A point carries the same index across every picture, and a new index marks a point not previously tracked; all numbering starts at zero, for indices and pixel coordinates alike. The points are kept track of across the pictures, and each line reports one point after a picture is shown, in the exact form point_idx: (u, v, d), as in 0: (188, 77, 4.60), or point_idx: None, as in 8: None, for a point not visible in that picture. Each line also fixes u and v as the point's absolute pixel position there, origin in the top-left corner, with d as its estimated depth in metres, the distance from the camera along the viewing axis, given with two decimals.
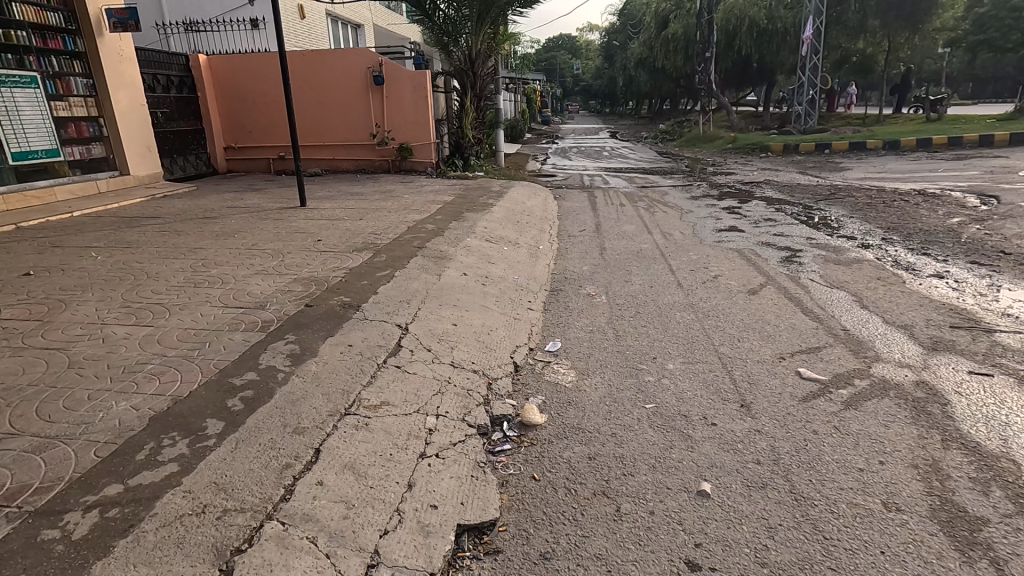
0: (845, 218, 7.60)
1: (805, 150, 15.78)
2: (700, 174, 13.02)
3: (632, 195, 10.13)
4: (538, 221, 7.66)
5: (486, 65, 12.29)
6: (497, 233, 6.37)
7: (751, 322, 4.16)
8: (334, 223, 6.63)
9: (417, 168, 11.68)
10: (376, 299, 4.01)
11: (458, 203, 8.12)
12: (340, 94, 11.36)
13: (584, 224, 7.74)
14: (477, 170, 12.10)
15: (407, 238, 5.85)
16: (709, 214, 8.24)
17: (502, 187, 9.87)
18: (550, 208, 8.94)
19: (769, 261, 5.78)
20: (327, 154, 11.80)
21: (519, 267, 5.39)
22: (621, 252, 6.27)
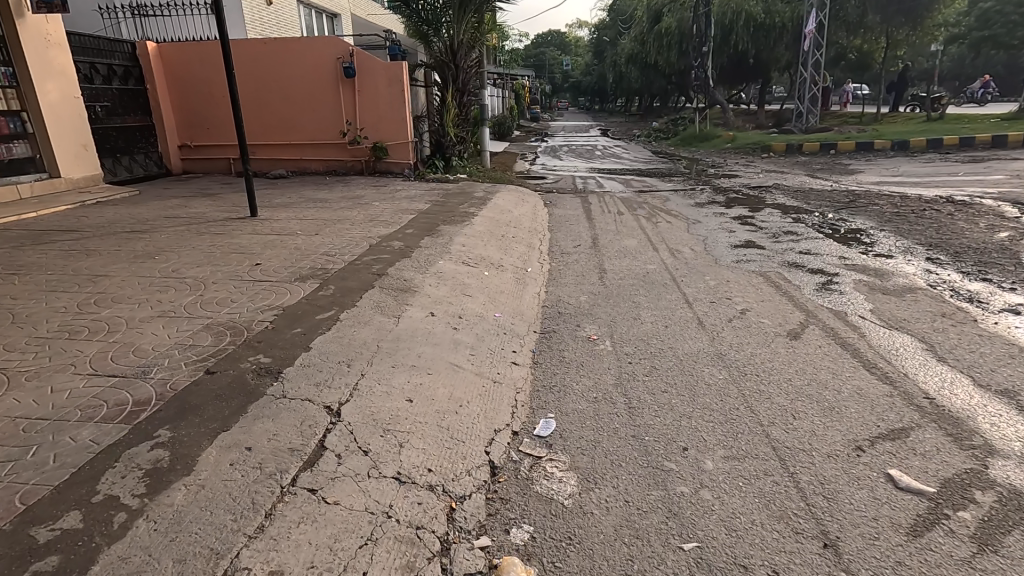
0: (876, 232, 6.65)
1: (808, 150, 14.88)
2: (701, 176, 12.07)
3: (630, 201, 9.14)
4: (525, 234, 6.65)
5: (469, 57, 11.24)
6: (477, 252, 5.35)
7: (803, 385, 3.18)
8: (283, 239, 5.57)
9: (394, 170, 10.58)
10: (308, 361, 2.95)
11: (434, 212, 7.08)
12: (307, 88, 10.25)
13: (578, 237, 6.75)
14: (460, 172, 11.03)
15: (368, 261, 4.81)
16: (720, 225, 7.27)
17: (486, 192, 8.84)
18: (539, 216, 7.93)
19: (803, 289, 4.82)
20: (294, 153, 10.66)
21: (502, 299, 4.39)
22: (624, 275, 5.28)
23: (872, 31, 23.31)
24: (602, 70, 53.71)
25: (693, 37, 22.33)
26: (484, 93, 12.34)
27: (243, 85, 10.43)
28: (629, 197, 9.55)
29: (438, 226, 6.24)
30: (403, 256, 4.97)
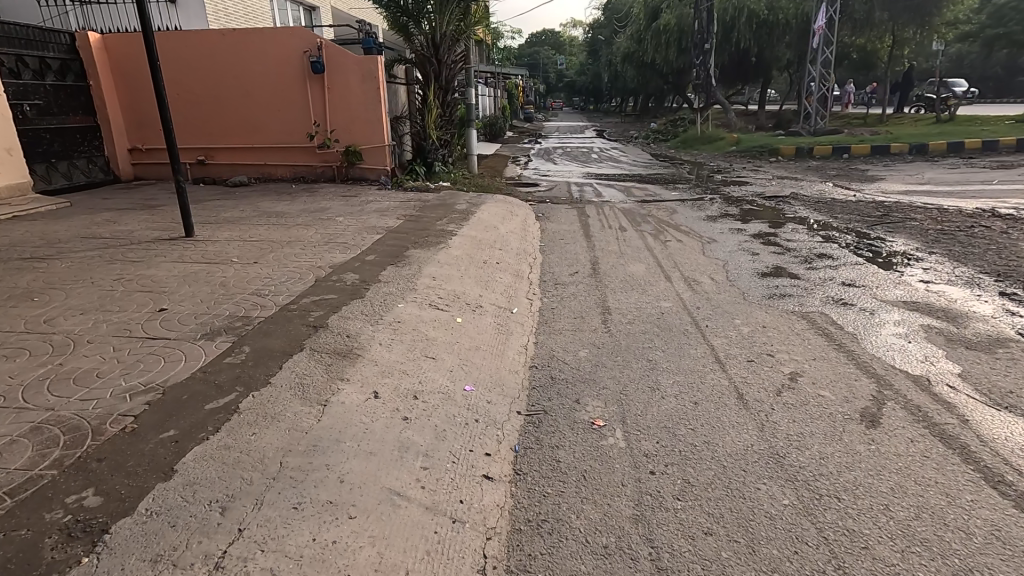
0: (925, 256, 5.64)
1: (819, 154, 13.89)
2: (708, 183, 11.07)
3: (632, 214, 8.11)
4: (512, 258, 5.61)
5: (454, 51, 10.16)
6: (450, 288, 4.30)
7: (915, 523, 2.14)
8: (209, 271, 4.50)
9: (369, 176, 9.53)
10: (159, 506, 1.89)
11: (406, 230, 6.03)
12: (271, 85, 9.16)
13: (575, 261, 5.71)
14: (443, 178, 9.96)
15: (306, 307, 3.73)
16: (739, 245, 6.25)
17: (470, 204, 7.80)
18: (529, 233, 6.88)
19: (863, 339, 3.78)
20: (257, 157, 9.55)
21: (477, 360, 3.33)
22: (633, 316, 4.24)
23: (878, 29, 22.42)
24: (597, 70, 52.60)
25: (694, 34, 21.29)
26: (472, 91, 11.27)
27: (198, 80, 9.30)
28: (631, 209, 8.51)
29: (405, 251, 5.18)
30: (355, 297, 3.91)
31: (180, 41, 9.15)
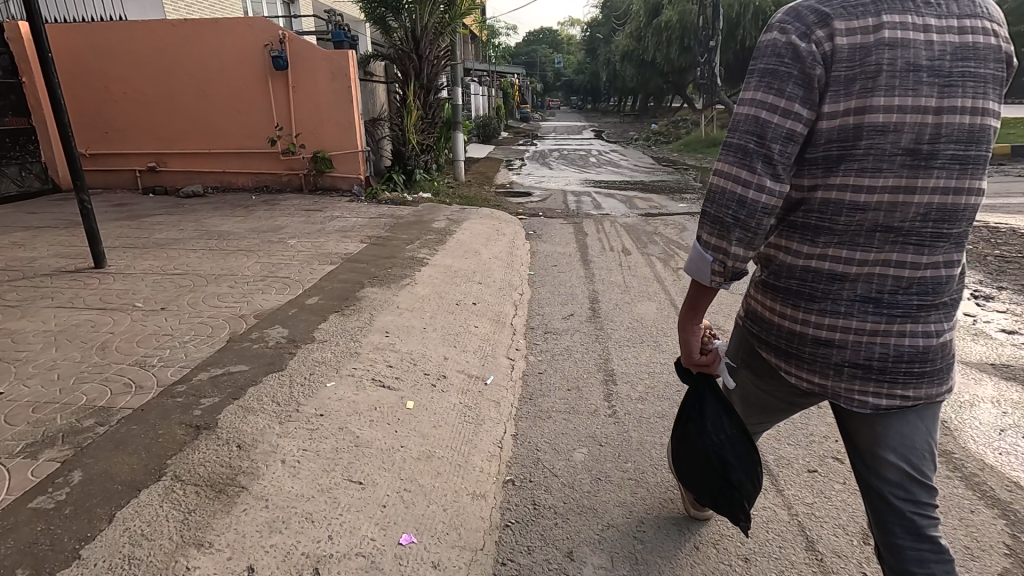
0: (996, 293, 4.64)
1: None
2: None
3: (636, 232, 7.11)
4: (494, 295, 4.60)
5: (438, 44, 9.13)
6: (405, 350, 3.29)
7: None
8: (95, 324, 3.48)
9: (340, 186, 8.53)
10: None
11: (367, 258, 5.03)
12: (229, 83, 8.15)
13: (570, 298, 4.72)
14: (424, 187, 8.95)
15: (197, 387, 2.71)
16: None
17: (450, 220, 6.79)
18: (517, 256, 5.88)
19: (959, 427, 2.81)
20: (215, 164, 8.52)
21: (428, 478, 2.34)
22: (645, 389, 3.25)
23: None
24: (595, 68, 51.48)
25: (698, 31, 20.30)
26: (458, 90, 10.23)
27: (146, 77, 8.25)
28: (635, 226, 7.51)
29: (359, 290, 4.17)
30: (270, 371, 2.89)
31: (125, 32, 8.10)
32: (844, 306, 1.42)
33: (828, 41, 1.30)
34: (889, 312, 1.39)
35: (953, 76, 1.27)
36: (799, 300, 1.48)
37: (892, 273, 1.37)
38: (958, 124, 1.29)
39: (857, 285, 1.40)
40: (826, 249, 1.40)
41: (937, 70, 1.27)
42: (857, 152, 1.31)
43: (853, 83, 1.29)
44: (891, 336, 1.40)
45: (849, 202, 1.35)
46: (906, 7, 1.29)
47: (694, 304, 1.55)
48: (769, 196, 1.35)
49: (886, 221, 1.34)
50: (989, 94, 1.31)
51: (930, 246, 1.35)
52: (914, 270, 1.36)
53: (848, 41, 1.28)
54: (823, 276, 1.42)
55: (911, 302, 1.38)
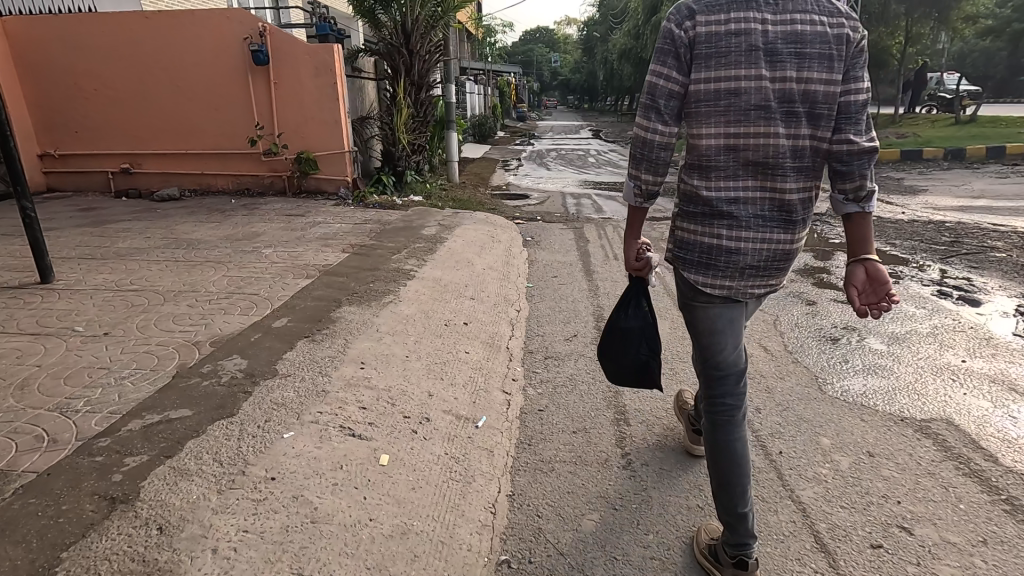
0: None
1: None
2: None
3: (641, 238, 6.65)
4: (487, 312, 4.13)
5: (429, 38, 8.63)
6: (382, 385, 2.82)
7: None
8: (21, 355, 2.98)
9: (326, 188, 8.05)
10: None
11: (348, 270, 4.55)
12: (207, 78, 7.65)
13: (571, 316, 4.26)
14: (415, 190, 8.47)
15: (125, 440, 2.23)
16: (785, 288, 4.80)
17: (442, 226, 6.31)
18: (514, 266, 5.41)
19: None
20: (193, 165, 8.03)
21: (401, 565, 1.86)
22: (663, 430, 2.78)
23: (893, 23, 21.15)
24: (591, 66, 51.10)
25: None
26: (451, 87, 9.73)
27: (118, 72, 7.74)
28: (639, 231, 7.05)
29: (335, 310, 3.70)
30: (218, 419, 2.40)
31: (94, 24, 7.58)
32: (732, 222, 1.86)
33: (695, 30, 1.80)
34: (763, 224, 1.86)
35: (785, 54, 1.76)
36: (701, 219, 1.91)
37: (764, 193, 1.85)
38: (791, 87, 1.77)
39: (737, 205, 1.86)
40: (704, 182, 1.88)
41: (774, 49, 1.76)
42: (719, 109, 1.81)
43: (711, 60, 1.79)
44: (763, 243, 1.86)
45: (722, 144, 1.83)
46: (751, 7, 1.77)
47: (630, 221, 2.00)
48: (661, 142, 1.86)
49: (748, 158, 1.82)
50: (824, 64, 1.76)
51: (785, 176, 1.84)
52: (773, 194, 1.84)
53: (707, 29, 1.78)
54: (712, 199, 1.87)
55: (775, 220, 1.87)
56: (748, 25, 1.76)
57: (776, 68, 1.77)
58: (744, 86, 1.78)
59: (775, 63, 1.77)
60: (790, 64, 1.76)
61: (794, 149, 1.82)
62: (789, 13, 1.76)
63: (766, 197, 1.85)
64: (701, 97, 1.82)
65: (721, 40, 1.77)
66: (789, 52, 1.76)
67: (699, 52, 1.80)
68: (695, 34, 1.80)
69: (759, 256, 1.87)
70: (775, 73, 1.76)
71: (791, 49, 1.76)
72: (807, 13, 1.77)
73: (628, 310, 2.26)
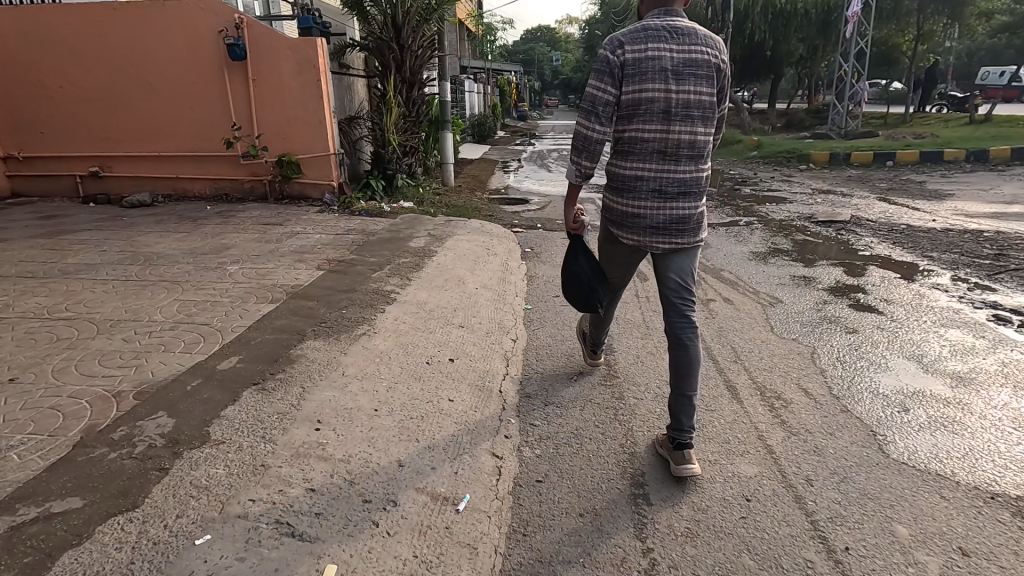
0: None
1: (858, 160, 11.94)
2: (736, 200, 9.05)
3: None
4: (477, 345, 3.54)
5: (422, 32, 8.06)
6: (340, 456, 2.25)
7: None
8: None
9: (310, 194, 7.50)
10: None
11: (318, 293, 3.97)
12: (180, 75, 7.10)
13: (575, 348, 3.68)
14: (407, 195, 7.91)
15: None
16: (818, 312, 4.23)
17: (432, 237, 5.75)
18: (511, 284, 4.82)
19: None
20: (166, 169, 7.47)
21: None
22: (692, 516, 2.20)
23: (905, 20, 20.52)
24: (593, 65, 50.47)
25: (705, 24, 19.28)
26: (445, 85, 9.13)
27: (84, 68, 7.18)
28: None
29: (295, 346, 3.12)
30: (110, 517, 1.83)
31: (57, 16, 7.01)
32: (645, 193, 2.56)
33: (624, 55, 2.44)
34: (668, 197, 2.54)
35: (686, 75, 2.47)
36: (623, 194, 2.61)
37: (670, 173, 2.53)
38: (690, 99, 2.49)
39: (651, 182, 2.55)
40: (628, 166, 2.57)
41: (679, 70, 2.46)
42: (642, 114, 2.49)
43: (634, 78, 2.45)
44: (671, 208, 2.53)
45: (640, 139, 2.52)
46: (661, 40, 2.44)
47: (570, 191, 2.74)
48: (597, 139, 2.53)
49: (659, 147, 2.51)
50: (706, 84, 2.51)
51: (685, 163, 2.55)
52: (677, 173, 2.54)
53: (634, 52, 2.43)
54: (632, 178, 2.57)
55: (680, 195, 2.56)
56: (663, 50, 2.44)
57: (680, 84, 2.48)
58: (659, 95, 2.46)
59: (680, 79, 2.47)
60: (690, 82, 2.48)
61: (693, 140, 2.54)
62: (690, 45, 2.47)
63: (674, 174, 2.54)
64: (627, 101, 2.48)
65: (644, 61, 2.43)
66: (689, 74, 2.47)
67: (627, 68, 2.45)
68: (626, 57, 2.43)
69: (664, 219, 2.54)
70: (681, 87, 2.47)
71: (691, 72, 2.47)
72: (701, 45, 2.49)
73: (572, 256, 2.92)
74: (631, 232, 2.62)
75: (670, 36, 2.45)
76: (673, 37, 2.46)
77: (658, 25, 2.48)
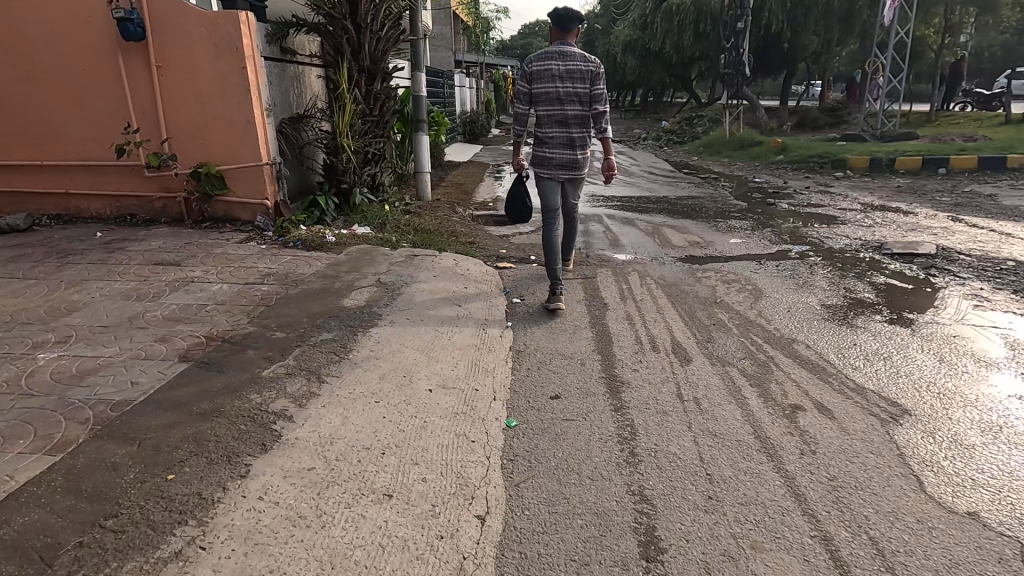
0: None
1: (904, 167, 10.35)
2: (775, 218, 7.43)
3: (685, 299, 4.48)
4: (408, 555, 1.89)
5: (385, 8, 6.39)
6: None
7: None
8: None
9: (238, 216, 5.84)
10: None
11: (144, 429, 2.30)
12: (61, 60, 5.42)
13: (588, 545, 2.04)
14: (365, 214, 6.28)
15: None
16: (985, 444, 2.60)
17: (383, 286, 4.14)
18: (485, 375, 3.17)
19: None
20: (51, 182, 5.80)
21: None
22: None
23: (934, 10, 18.90)
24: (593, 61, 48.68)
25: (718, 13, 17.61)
26: (419, 77, 7.46)
27: None
28: (677, 285, 4.83)
29: None
30: None
31: None
32: (553, 146, 4.28)
33: (530, 69, 4.27)
34: (563, 147, 4.28)
35: (568, 78, 4.22)
36: (543, 148, 4.31)
37: (566, 132, 4.30)
38: (571, 91, 4.24)
39: (556, 140, 4.29)
40: (541, 131, 4.33)
41: (563, 75, 4.22)
42: (546, 101, 4.27)
43: (536, 81, 4.24)
44: (568, 154, 4.27)
45: (545, 114, 4.29)
46: (551, 59, 4.23)
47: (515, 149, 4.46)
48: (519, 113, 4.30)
49: (557, 118, 4.28)
50: (580, 81, 4.24)
51: (573, 129, 4.30)
52: (568, 135, 4.28)
53: (536, 66, 4.25)
54: (546, 139, 4.31)
55: (571, 147, 4.28)
56: (555, 64, 4.24)
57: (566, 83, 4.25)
58: (553, 89, 4.23)
59: (565, 78, 4.23)
60: (571, 81, 4.24)
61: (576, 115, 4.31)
62: (572, 60, 4.22)
63: (567, 133, 4.29)
64: (535, 94, 4.29)
65: (543, 71, 4.22)
66: (571, 76, 4.20)
67: (533, 76, 4.29)
68: (532, 71, 4.25)
69: (565, 160, 4.31)
70: (566, 83, 4.20)
71: (571, 75, 4.22)
72: (578, 60, 4.25)
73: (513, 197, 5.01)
74: (548, 170, 4.30)
75: (558, 56, 4.21)
76: (560, 56, 4.23)
77: (552, 51, 4.27)
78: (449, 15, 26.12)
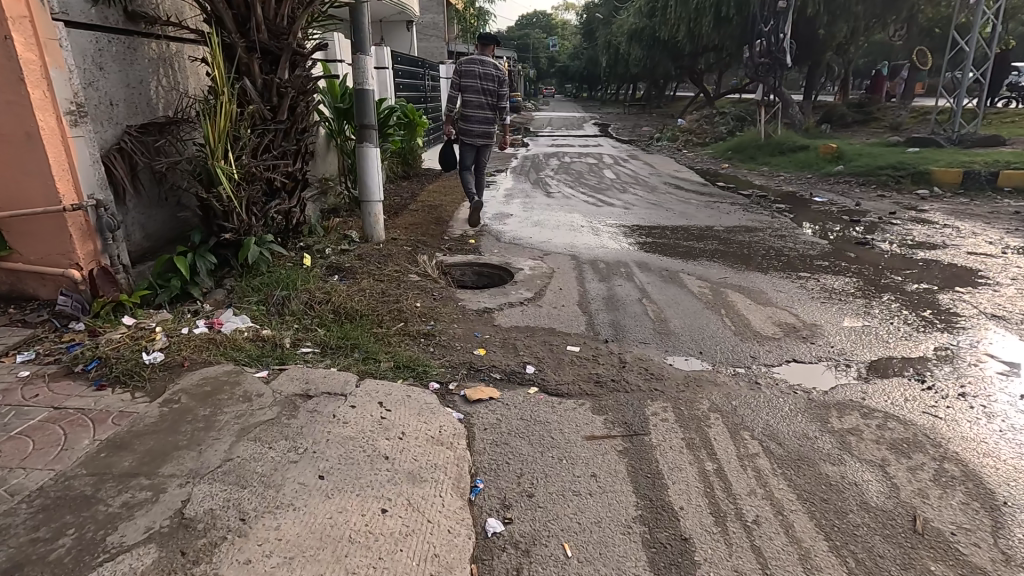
0: None
1: (1010, 183, 8.02)
2: (886, 271, 5.10)
3: (857, 527, 2.13)
4: None
5: None
6: None
7: None
8: None
9: (33, 292, 3.47)
10: None
11: None
12: None
13: None
14: (263, 281, 3.91)
15: None
16: None
17: (185, 540, 1.77)
18: None
19: None
20: None
21: None
22: None
23: None
24: (593, 52, 46.07)
25: None
26: (362, 62, 5.05)
27: None
28: (810, 467, 2.48)
29: None
30: None
31: None
32: (471, 122, 6.32)
33: (461, 70, 6.25)
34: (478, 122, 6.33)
35: (484, 80, 6.29)
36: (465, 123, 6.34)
37: (483, 113, 6.39)
38: (486, 88, 6.32)
39: (473, 118, 6.32)
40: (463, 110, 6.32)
41: (481, 78, 6.25)
42: (469, 92, 6.30)
43: (465, 76, 6.25)
44: (480, 127, 6.31)
45: (469, 100, 6.31)
46: (475, 64, 6.25)
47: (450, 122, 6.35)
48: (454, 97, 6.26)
49: (477, 103, 6.27)
50: (491, 81, 6.31)
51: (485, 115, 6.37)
52: (482, 117, 6.32)
53: (465, 69, 6.25)
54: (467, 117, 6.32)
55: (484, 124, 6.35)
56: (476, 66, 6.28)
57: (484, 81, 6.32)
58: (476, 85, 6.25)
59: (484, 78, 6.30)
60: (487, 83, 6.29)
61: (489, 104, 6.40)
62: (487, 67, 6.27)
63: (481, 115, 6.32)
64: (464, 86, 6.29)
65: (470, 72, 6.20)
66: (489, 78, 6.25)
67: (463, 75, 6.31)
68: (463, 72, 6.24)
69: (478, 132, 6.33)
70: (482, 84, 6.27)
71: (487, 79, 6.29)
72: (492, 70, 6.31)
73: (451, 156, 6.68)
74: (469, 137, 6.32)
75: (479, 63, 6.26)
76: (481, 65, 6.25)
77: (476, 60, 6.28)
78: (439, 1, 23.28)
